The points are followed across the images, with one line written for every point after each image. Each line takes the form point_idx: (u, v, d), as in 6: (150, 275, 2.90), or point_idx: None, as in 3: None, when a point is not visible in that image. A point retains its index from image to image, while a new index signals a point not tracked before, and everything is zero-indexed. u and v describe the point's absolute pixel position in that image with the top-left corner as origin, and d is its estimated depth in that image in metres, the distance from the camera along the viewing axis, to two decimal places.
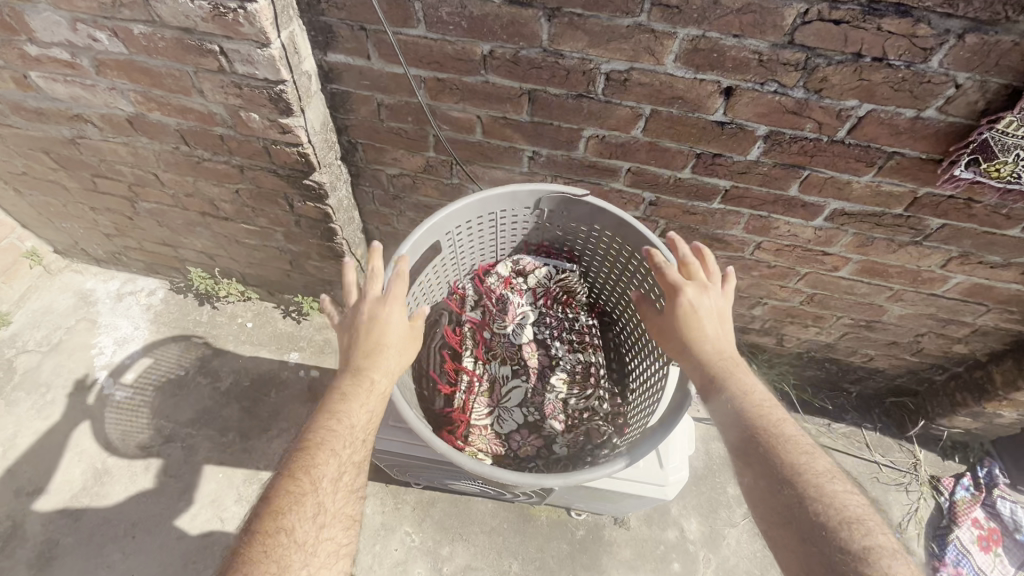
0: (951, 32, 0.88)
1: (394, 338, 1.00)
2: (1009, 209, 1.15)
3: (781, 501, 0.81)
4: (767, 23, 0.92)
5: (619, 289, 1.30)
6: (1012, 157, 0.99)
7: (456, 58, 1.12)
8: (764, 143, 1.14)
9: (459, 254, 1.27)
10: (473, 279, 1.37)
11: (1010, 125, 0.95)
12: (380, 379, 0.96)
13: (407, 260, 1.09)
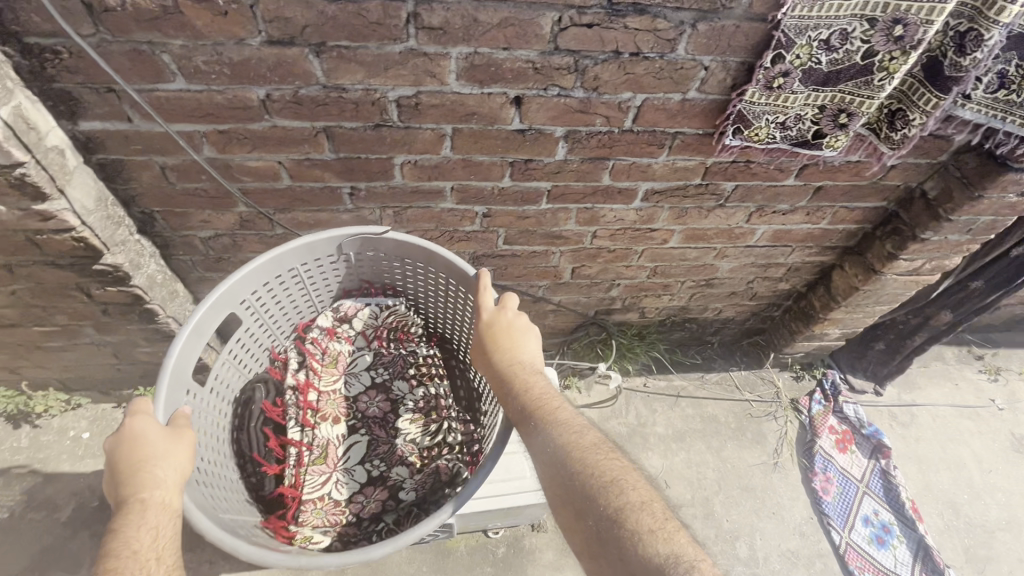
0: (684, 23, 0.97)
1: (156, 445, 0.86)
2: (779, 164, 1.31)
3: (581, 513, 0.80)
4: (529, 33, 0.96)
5: (449, 314, 1.30)
6: (765, 122, 1.13)
7: (232, 107, 1.04)
8: (565, 142, 1.19)
9: (266, 322, 1.19)
10: (295, 339, 1.30)
11: (754, 95, 1.08)
12: (152, 494, 0.83)
13: (194, 340, 0.98)
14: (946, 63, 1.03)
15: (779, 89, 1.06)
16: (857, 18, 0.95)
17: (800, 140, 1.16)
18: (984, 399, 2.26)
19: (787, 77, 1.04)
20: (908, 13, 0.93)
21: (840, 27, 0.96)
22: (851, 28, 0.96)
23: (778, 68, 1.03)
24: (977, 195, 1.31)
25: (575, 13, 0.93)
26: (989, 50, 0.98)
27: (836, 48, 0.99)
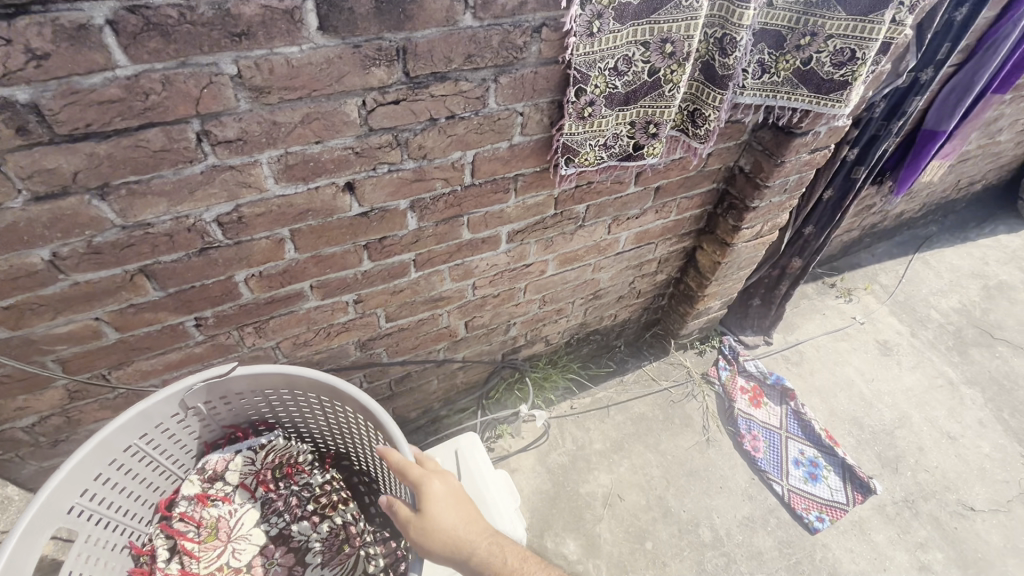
0: (487, 79, 1.00)
1: None
2: (617, 177, 1.40)
3: None
4: (338, 122, 0.93)
5: (334, 429, 1.25)
6: (590, 148, 1.20)
7: (13, 278, 0.88)
8: (413, 212, 1.17)
9: (114, 520, 1.03)
10: (158, 522, 1.14)
11: (572, 127, 1.14)
12: None
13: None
14: (717, 65, 1.17)
15: (591, 116, 1.13)
16: (635, 43, 1.05)
17: (625, 155, 1.25)
18: (847, 319, 2.58)
19: (594, 105, 1.11)
20: (671, 33, 1.05)
21: (622, 54, 1.05)
22: (631, 53, 1.05)
23: (584, 99, 1.09)
24: (780, 162, 1.50)
25: (378, 93, 0.92)
26: (744, 47, 1.14)
27: (625, 72, 1.08)
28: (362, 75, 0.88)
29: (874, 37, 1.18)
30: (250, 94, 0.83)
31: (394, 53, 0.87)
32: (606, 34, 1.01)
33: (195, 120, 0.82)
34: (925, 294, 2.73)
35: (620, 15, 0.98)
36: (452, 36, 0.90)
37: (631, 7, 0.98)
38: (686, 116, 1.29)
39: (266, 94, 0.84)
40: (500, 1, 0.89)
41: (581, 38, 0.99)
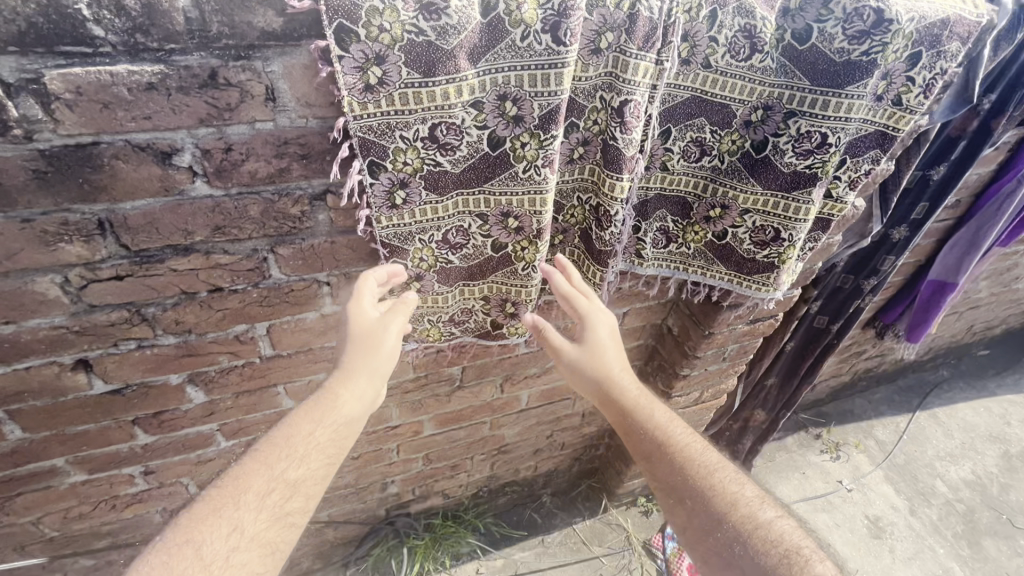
0: (259, 250, 0.77)
1: None
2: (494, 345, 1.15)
3: (680, 499, 0.83)
4: (29, 302, 0.70)
5: None
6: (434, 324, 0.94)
7: None
8: (195, 386, 0.92)
9: None
10: None
11: None
12: None
13: None
14: (595, 239, 0.91)
15: (422, 291, 0.88)
16: (468, 214, 0.81)
17: (482, 331, 0.99)
18: (831, 483, 2.17)
19: (422, 279, 0.86)
20: (512, 206, 0.80)
21: (452, 225, 0.81)
22: (465, 224, 0.82)
23: (407, 273, 0.85)
24: (708, 333, 1.22)
25: (85, 269, 0.69)
26: (626, 222, 0.88)
27: (461, 245, 0.84)
28: (46, 251, 0.66)
29: (801, 218, 0.93)
30: None
31: (90, 226, 0.65)
32: (418, 205, 0.77)
33: None
34: (930, 456, 2.31)
35: (434, 185, 0.75)
36: (182, 206, 0.68)
37: (447, 176, 0.75)
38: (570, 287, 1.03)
39: None
40: (245, 168, 0.67)
41: (381, 211, 0.75)
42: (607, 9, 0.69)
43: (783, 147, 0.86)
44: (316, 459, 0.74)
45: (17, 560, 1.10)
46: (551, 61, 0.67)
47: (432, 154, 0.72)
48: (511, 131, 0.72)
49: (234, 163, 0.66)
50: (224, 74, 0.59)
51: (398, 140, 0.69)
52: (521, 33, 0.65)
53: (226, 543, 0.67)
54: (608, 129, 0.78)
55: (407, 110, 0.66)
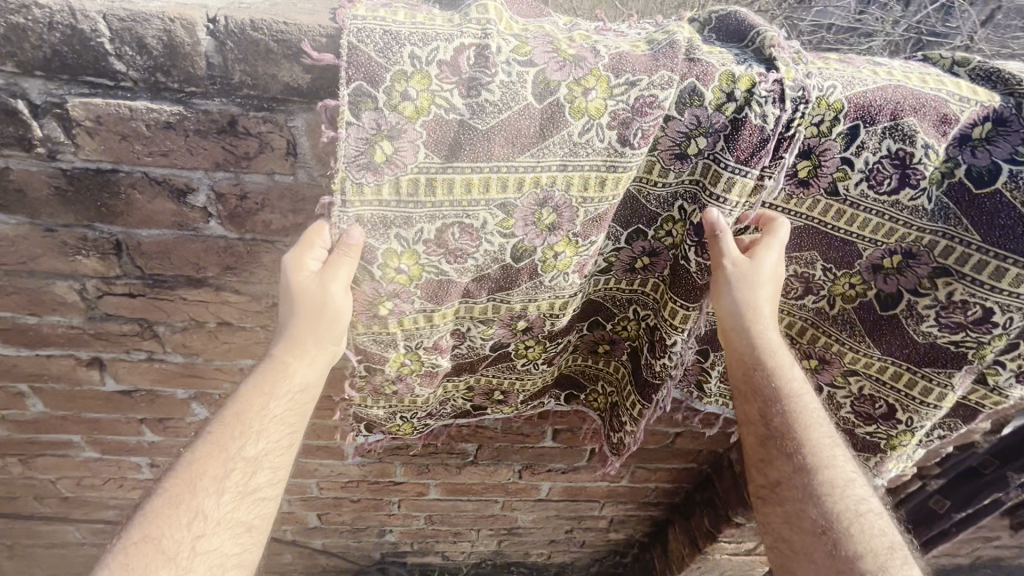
0: (270, 295, 0.72)
1: None
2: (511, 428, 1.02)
3: (809, 518, 0.63)
4: (48, 301, 0.71)
5: None
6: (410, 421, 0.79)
7: None
8: (199, 403, 0.90)
9: None
10: None
11: (364, 401, 0.72)
12: None
13: None
14: (645, 365, 0.75)
15: (398, 394, 0.72)
16: (467, 316, 0.66)
17: (460, 413, 0.85)
18: None
19: (401, 384, 0.70)
20: (529, 309, 0.67)
21: (449, 330, 0.67)
22: (463, 326, 0.67)
23: (381, 378, 0.68)
24: None
25: (101, 282, 0.69)
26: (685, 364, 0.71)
27: (453, 346, 0.69)
28: (64, 260, 0.65)
29: (931, 403, 0.71)
30: None
31: (105, 245, 0.64)
32: (410, 314, 0.62)
33: None
34: None
35: (433, 295, 0.61)
36: (195, 243, 0.64)
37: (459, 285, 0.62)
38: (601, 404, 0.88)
39: None
40: (259, 217, 0.62)
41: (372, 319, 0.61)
42: (706, 108, 0.54)
43: (923, 312, 0.65)
44: (277, 430, 0.57)
45: (35, 509, 1.17)
46: (612, 161, 0.54)
47: (440, 262, 0.59)
48: (544, 241, 0.59)
49: (249, 211, 0.61)
50: (244, 123, 0.54)
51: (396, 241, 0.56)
52: (588, 122, 0.53)
53: (191, 530, 0.52)
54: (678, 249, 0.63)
55: (413, 203, 0.54)
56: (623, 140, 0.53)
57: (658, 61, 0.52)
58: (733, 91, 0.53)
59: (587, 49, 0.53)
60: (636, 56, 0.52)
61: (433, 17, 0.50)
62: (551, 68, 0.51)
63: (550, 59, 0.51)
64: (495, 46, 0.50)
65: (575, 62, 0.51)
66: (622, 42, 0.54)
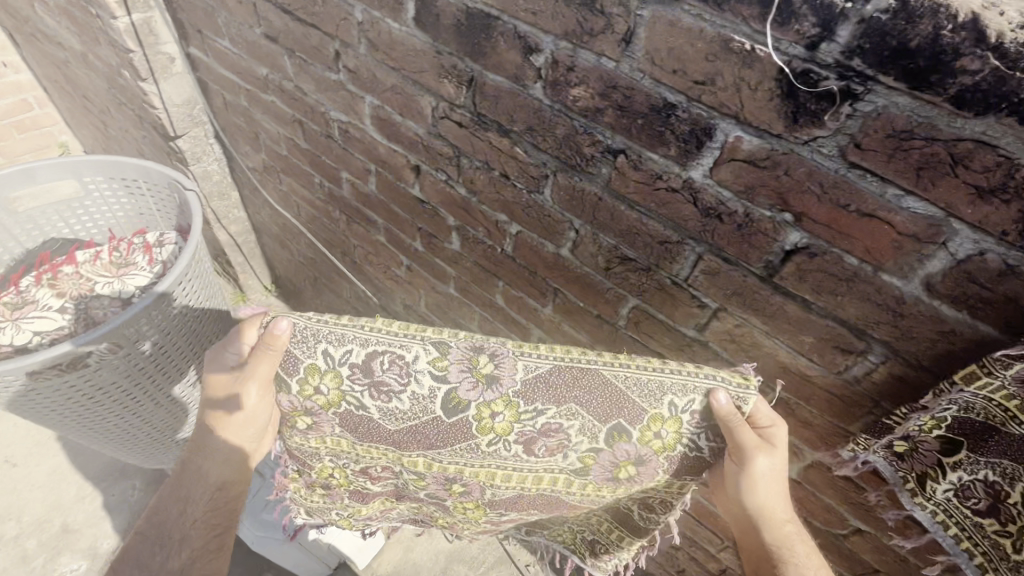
0: (547, 166, 0.83)
1: None
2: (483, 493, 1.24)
3: None
4: (414, 108, 0.96)
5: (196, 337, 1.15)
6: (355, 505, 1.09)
7: (251, 74, 1.29)
8: (457, 235, 1.13)
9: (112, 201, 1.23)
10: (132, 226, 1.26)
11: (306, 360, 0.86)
12: None
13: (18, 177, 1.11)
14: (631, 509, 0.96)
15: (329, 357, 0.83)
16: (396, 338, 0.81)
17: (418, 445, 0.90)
18: None
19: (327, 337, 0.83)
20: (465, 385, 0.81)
21: (383, 349, 0.81)
22: (394, 346, 0.80)
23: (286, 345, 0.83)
24: None
25: (448, 106, 0.90)
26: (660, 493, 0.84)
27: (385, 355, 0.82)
28: (436, 80, 0.88)
29: None
30: (367, 43, 0.94)
31: (463, 77, 0.83)
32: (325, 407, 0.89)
33: (335, 40, 0.99)
34: None
35: (344, 417, 0.87)
36: (519, 97, 0.78)
37: (394, 411, 0.84)
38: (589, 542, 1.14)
39: (375, 50, 0.93)
40: (572, 91, 0.71)
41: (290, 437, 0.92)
42: (633, 445, 0.80)
43: None
44: (201, 487, 0.91)
45: (339, 259, 1.65)
46: (518, 456, 0.85)
47: (361, 395, 0.83)
48: (479, 395, 0.81)
49: (568, 83, 0.71)
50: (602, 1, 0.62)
51: (318, 361, 0.81)
52: (550, 414, 0.81)
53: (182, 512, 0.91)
54: (671, 443, 0.79)
55: (356, 344, 0.81)
56: (527, 449, 0.85)
57: (564, 377, 0.80)
58: (661, 430, 0.78)
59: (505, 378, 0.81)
60: (507, 364, 0.81)
61: (375, 319, 0.83)
62: (466, 384, 0.82)
63: (464, 379, 0.81)
64: (413, 355, 0.81)
65: (488, 378, 0.81)
66: (544, 352, 0.81)
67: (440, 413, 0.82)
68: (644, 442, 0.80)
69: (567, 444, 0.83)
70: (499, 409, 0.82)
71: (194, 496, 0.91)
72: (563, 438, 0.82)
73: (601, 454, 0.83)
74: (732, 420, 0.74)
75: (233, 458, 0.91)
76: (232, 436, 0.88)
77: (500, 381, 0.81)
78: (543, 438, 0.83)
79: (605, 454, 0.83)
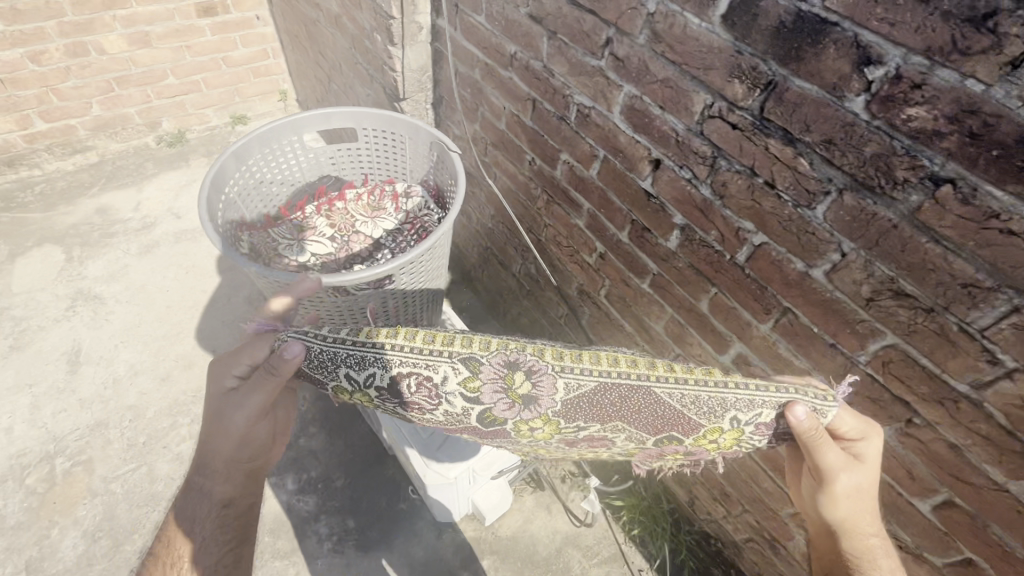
0: (832, 182, 0.80)
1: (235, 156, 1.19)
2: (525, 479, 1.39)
3: None
4: (682, 103, 0.96)
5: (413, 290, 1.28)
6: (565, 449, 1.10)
7: (497, 50, 1.38)
8: (680, 234, 1.12)
9: (378, 148, 1.36)
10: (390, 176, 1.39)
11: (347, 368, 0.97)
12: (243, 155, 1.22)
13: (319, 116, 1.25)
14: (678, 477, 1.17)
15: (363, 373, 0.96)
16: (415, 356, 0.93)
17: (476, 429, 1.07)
18: None
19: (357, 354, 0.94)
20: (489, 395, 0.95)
21: (408, 370, 0.94)
22: (420, 370, 0.93)
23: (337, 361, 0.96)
24: None
25: (726, 106, 0.89)
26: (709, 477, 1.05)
27: (412, 379, 0.95)
28: (724, 79, 0.87)
29: None
30: (650, 34, 0.95)
31: (761, 80, 0.81)
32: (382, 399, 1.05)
33: (612, 27, 1.02)
34: None
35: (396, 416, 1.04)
36: (828, 108, 0.75)
37: (430, 419, 1.02)
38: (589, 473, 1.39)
39: (658, 42, 0.95)
40: (907, 110, 0.67)
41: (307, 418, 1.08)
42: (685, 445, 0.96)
43: None
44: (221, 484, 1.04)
45: (524, 234, 1.72)
46: (561, 446, 1.07)
47: (392, 405, 1.01)
48: (515, 412, 0.96)
49: (905, 100, 0.67)
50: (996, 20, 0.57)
51: (341, 381, 0.97)
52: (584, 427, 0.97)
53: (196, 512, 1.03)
54: (728, 445, 0.95)
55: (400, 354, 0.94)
56: (572, 444, 1.06)
57: (610, 398, 0.93)
58: (719, 438, 0.94)
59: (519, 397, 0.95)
60: (545, 382, 0.93)
61: (404, 334, 0.95)
62: (501, 404, 0.96)
63: (492, 396, 0.95)
64: (437, 374, 0.94)
65: (523, 399, 0.95)
66: (588, 368, 0.94)
67: (474, 423, 1.00)
68: (699, 444, 0.96)
69: (608, 441, 1.02)
70: (540, 424, 0.98)
71: (213, 491, 1.03)
72: (609, 440, 1.01)
73: (649, 448, 1.01)
74: (813, 437, 0.85)
75: (237, 476, 1.04)
76: (234, 451, 1.01)
77: (528, 398, 0.95)
78: (590, 441, 1.03)
79: (652, 449, 1.02)
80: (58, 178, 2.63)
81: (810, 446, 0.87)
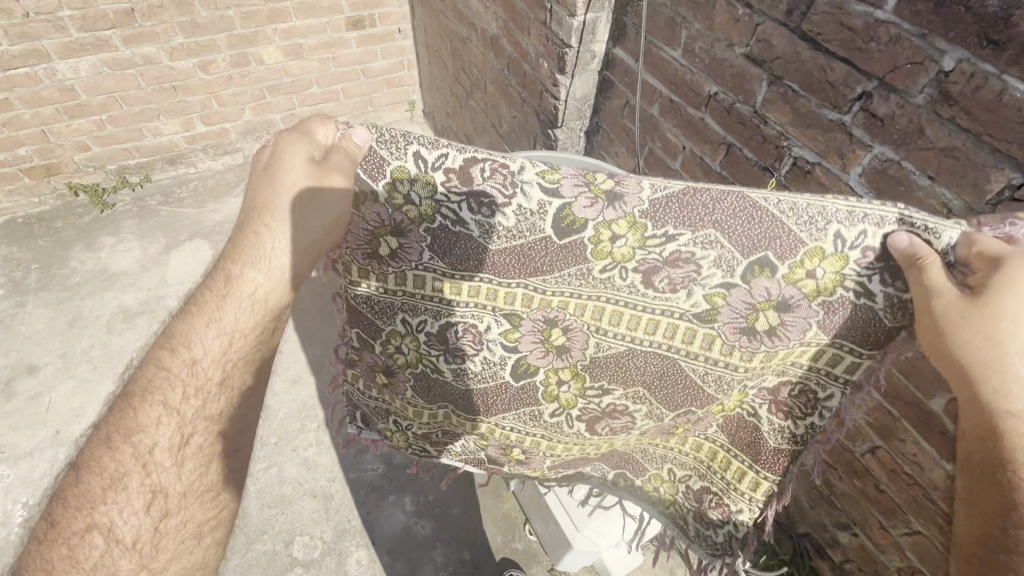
0: None
1: None
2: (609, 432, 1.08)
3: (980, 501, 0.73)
4: (969, 178, 0.81)
5: None
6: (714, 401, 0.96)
7: (690, 88, 1.26)
8: None
9: None
10: None
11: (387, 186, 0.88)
12: None
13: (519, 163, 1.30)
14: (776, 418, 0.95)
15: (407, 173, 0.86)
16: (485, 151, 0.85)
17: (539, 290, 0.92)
18: None
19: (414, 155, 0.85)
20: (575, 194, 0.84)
21: (485, 161, 0.84)
22: (497, 162, 0.84)
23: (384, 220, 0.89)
24: None
25: None
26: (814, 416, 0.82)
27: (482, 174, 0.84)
28: None
29: None
30: (936, 94, 0.80)
31: None
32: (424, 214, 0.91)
33: (875, 80, 0.88)
34: None
35: (439, 233, 0.89)
36: None
37: (501, 230, 0.87)
38: (686, 508, 1.15)
39: (947, 104, 0.80)
40: None
41: (349, 260, 0.95)
42: (774, 280, 0.80)
43: None
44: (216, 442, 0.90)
45: None
46: (634, 285, 0.86)
47: (459, 206, 0.87)
48: (598, 211, 0.83)
49: None
50: None
51: (409, 164, 0.85)
52: (679, 239, 0.82)
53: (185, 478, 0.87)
54: (829, 284, 0.78)
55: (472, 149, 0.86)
56: (647, 280, 0.86)
57: (701, 202, 0.80)
58: (817, 268, 0.77)
59: (609, 198, 0.83)
60: (630, 183, 0.83)
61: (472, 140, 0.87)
62: (583, 201, 0.84)
63: (580, 194, 0.83)
64: (516, 167, 0.84)
65: (607, 196, 0.83)
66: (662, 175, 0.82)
67: (551, 234, 0.86)
68: (792, 282, 0.79)
69: (694, 280, 0.84)
70: (624, 231, 0.83)
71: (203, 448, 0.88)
72: (695, 269, 0.83)
73: (736, 292, 0.83)
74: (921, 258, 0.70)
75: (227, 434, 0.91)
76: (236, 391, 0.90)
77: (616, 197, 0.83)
78: (669, 270, 0.84)
79: (740, 295, 0.83)
80: (209, 176, 2.83)
81: (911, 274, 0.71)
